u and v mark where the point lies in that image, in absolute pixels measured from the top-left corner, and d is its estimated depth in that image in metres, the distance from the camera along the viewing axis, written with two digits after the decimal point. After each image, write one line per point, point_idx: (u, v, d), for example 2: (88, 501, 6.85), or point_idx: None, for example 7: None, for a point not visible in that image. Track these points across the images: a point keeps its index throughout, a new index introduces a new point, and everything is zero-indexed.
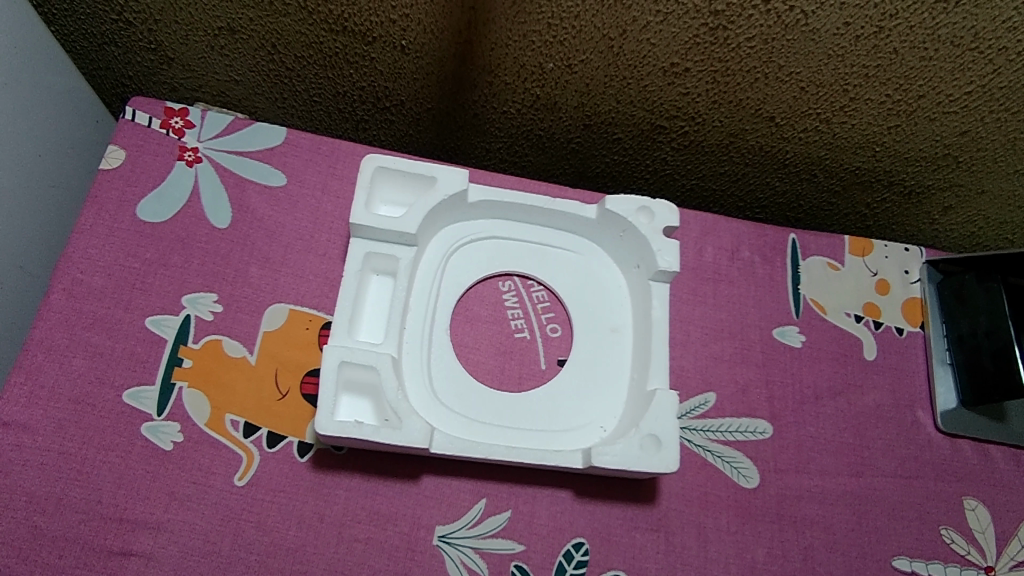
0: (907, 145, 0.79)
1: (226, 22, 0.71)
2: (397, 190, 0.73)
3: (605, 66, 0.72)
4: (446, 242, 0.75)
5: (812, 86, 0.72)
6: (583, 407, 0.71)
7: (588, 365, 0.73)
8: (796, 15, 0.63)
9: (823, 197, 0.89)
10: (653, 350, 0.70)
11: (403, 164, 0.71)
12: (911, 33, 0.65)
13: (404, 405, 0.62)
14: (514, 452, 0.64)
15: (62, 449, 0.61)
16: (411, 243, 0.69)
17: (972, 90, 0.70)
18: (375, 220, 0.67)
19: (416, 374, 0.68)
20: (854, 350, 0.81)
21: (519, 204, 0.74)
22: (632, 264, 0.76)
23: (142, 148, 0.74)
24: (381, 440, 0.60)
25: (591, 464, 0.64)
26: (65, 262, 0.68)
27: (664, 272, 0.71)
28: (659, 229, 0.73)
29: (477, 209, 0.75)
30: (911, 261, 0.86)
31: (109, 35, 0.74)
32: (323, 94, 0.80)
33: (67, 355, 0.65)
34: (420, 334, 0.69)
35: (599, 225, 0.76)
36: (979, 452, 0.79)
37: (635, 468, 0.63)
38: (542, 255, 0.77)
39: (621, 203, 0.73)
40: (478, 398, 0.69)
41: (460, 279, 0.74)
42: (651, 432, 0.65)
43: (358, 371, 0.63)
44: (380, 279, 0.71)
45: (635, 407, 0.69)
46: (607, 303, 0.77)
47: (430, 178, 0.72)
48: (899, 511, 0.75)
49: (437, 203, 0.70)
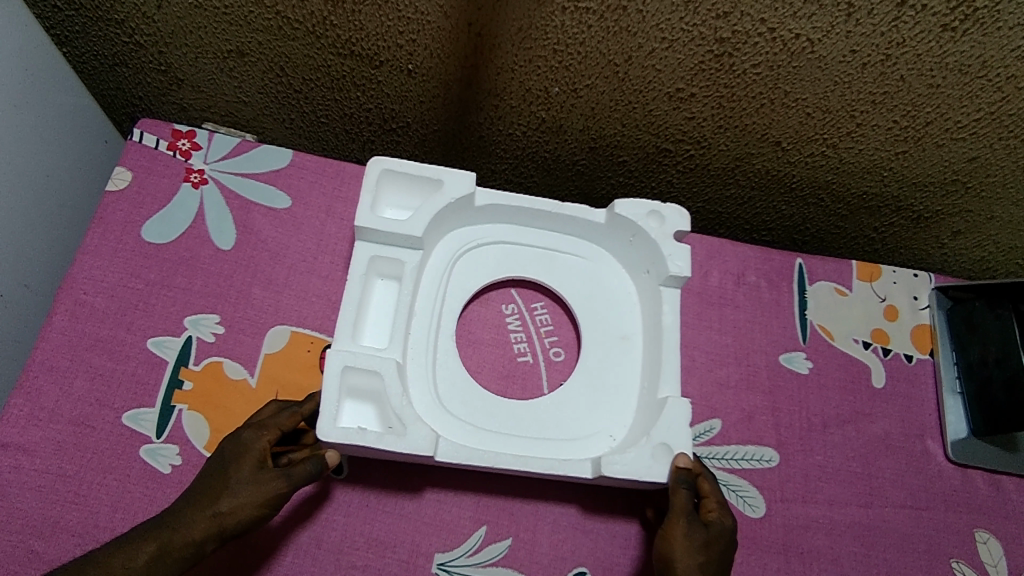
0: (916, 170, 0.78)
1: (236, 45, 0.71)
2: (404, 195, 0.73)
3: (610, 91, 0.72)
4: (453, 248, 0.74)
5: (819, 111, 0.72)
6: (591, 416, 0.69)
7: (596, 373, 0.71)
8: (802, 43, 0.63)
9: (830, 221, 0.88)
10: (664, 358, 0.68)
11: (410, 166, 0.70)
12: (919, 61, 0.64)
13: (408, 412, 0.60)
14: (521, 460, 0.62)
15: (61, 471, 0.61)
16: (417, 245, 0.69)
17: (981, 117, 0.70)
18: (380, 223, 0.66)
19: (421, 381, 0.67)
20: (862, 377, 0.80)
21: (527, 208, 0.73)
22: (642, 270, 0.74)
23: (149, 170, 0.74)
24: (384, 447, 0.58)
25: (600, 473, 0.61)
26: (69, 284, 0.68)
27: (676, 277, 0.69)
28: (670, 233, 0.71)
29: (485, 214, 0.74)
30: (920, 287, 0.85)
31: (120, 56, 0.75)
32: (331, 116, 0.80)
33: (68, 376, 0.65)
34: (425, 341, 0.68)
35: (608, 230, 0.74)
36: (990, 483, 0.78)
37: (645, 479, 0.61)
38: (549, 261, 0.76)
39: (630, 206, 0.71)
40: (483, 405, 0.68)
41: (465, 285, 0.73)
42: (662, 441, 0.63)
43: (361, 376, 0.62)
44: (385, 283, 0.70)
45: (645, 416, 0.67)
46: (615, 310, 0.75)
47: (438, 181, 0.71)
48: (909, 544, 0.73)
49: (445, 206, 0.69)
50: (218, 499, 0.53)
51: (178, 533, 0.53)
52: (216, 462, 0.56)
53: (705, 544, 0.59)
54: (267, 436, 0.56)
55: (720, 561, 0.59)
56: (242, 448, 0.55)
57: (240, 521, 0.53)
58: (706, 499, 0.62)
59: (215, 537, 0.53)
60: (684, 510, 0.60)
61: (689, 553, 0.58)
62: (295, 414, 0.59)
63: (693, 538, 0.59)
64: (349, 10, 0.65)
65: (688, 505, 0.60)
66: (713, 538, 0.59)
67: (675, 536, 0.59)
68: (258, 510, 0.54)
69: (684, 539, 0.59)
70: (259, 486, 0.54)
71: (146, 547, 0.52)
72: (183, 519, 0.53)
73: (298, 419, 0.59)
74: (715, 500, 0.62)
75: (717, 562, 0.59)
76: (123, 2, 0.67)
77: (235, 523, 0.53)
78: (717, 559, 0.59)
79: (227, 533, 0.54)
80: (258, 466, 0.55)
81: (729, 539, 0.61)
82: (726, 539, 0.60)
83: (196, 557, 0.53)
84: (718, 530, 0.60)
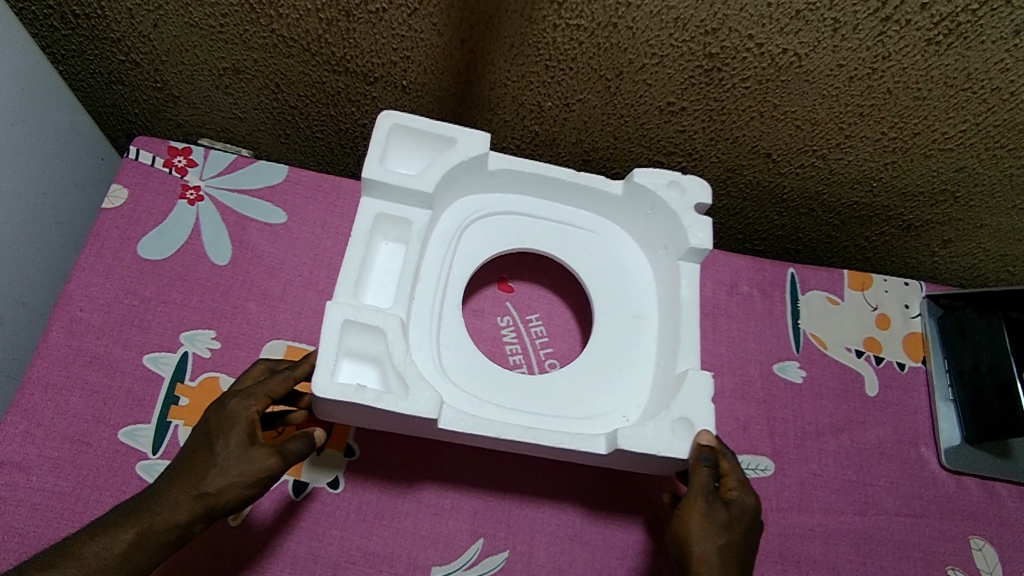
0: (904, 181, 0.79)
1: (231, 63, 0.72)
2: (411, 155, 0.68)
3: (602, 105, 0.73)
4: (462, 216, 0.70)
5: (808, 124, 0.73)
6: (603, 394, 0.66)
7: (607, 350, 0.68)
8: (790, 58, 0.64)
9: (822, 231, 0.89)
10: (683, 332, 0.64)
11: (423, 123, 0.66)
12: (904, 75, 0.65)
13: (412, 370, 0.56)
14: (531, 432, 0.57)
15: (56, 488, 0.61)
16: (427, 205, 0.64)
17: (967, 129, 0.71)
18: (390, 176, 0.62)
19: (425, 349, 0.62)
20: (856, 386, 0.81)
21: (541, 176, 0.69)
22: (659, 247, 0.71)
23: (145, 187, 0.75)
24: (385, 407, 0.53)
25: (617, 447, 0.56)
26: (65, 301, 0.68)
27: (696, 250, 0.66)
28: (690, 207, 0.68)
29: (498, 180, 0.70)
30: (912, 295, 0.86)
31: (116, 74, 0.75)
32: (326, 132, 0.81)
33: (64, 393, 0.65)
34: (429, 306, 0.64)
35: (625, 203, 0.71)
36: (985, 490, 0.78)
37: (664, 453, 0.57)
38: (562, 235, 0.73)
39: (651, 177, 0.68)
40: (488, 376, 0.64)
41: (474, 255, 0.70)
42: (682, 415, 0.59)
43: (362, 334, 0.57)
44: (390, 245, 0.65)
45: (663, 390, 0.64)
46: (627, 289, 0.71)
47: (451, 140, 0.66)
48: (905, 551, 0.74)
49: (456, 165, 0.65)
50: (206, 478, 0.51)
51: (162, 514, 0.51)
52: (202, 435, 0.53)
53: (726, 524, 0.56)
54: (255, 405, 0.54)
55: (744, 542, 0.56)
56: (229, 421, 0.52)
57: (229, 499, 0.51)
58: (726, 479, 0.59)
59: (203, 517, 0.52)
60: (704, 488, 0.57)
61: (709, 535, 0.55)
62: (286, 380, 0.56)
63: (711, 518, 0.56)
64: (344, 28, 0.66)
65: (706, 483, 0.56)
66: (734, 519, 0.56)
67: (694, 516, 0.56)
68: (248, 487, 0.52)
69: (702, 519, 0.56)
70: (246, 462, 0.51)
71: (125, 534, 0.50)
72: (165, 500, 0.51)
73: (289, 385, 0.56)
74: (735, 479, 0.58)
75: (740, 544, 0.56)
76: (119, 22, 0.68)
77: (224, 501, 0.51)
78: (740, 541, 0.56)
79: (216, 511, 0.52)
80: (246, 441, 0.52)
81: (754, 519, 0.57)
82: (749, 519, 0.57)
83: (184, 536, 0.52)
84: (739, 510, 0.57)
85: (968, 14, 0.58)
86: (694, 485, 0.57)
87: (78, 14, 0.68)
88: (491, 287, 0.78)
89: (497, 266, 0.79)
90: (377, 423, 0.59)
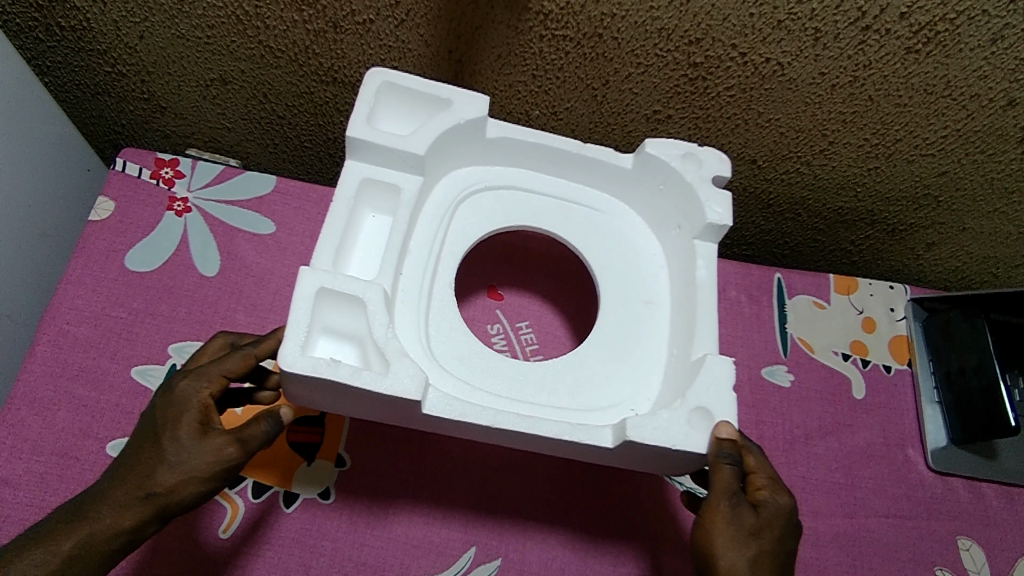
0: (888, 185, 0.80)
1: (219, 74, 0.72)
2: (402, 119, 0.61)
3: (590, 113, 0.73)
4: (457, 187, 0.64)
5: (792, 131, 0.74)
6: (612, 383, 0.59)
7: (617, 335, 0.62)
8: (772, 66, 0.65)
9: (808, 235, 0.90)
10: (699, 315, 0.57)
11: (415, 82, 0.59)
12: (885, 82, 0.66)
13: (393, 346, 0.49)
14: (529, 422, 0.50)
15: (43, 504, 0.60)
16: (419, 169, 0.58)
17: (948, 134, 0.72)
18: (378, 135, 0.56)
19: (411, 328, 0.55)
20: (843, 389, 0.81)
21: (544, 146, 0.63)
22: (671, 226, 0.64)
23: (132, 199, 0.75)
24: (360, 385, 0.47)
25: (624, 439, 0.50)
26: (52, 313, 0.68)
27: (715, 226, 0.60)
28: (706, 179, 0.61)
29: (497, 152, 0.64)
30: (896, 299, 0.87)
31: (103, 85, 0.75)
32: (314, 141, 0.81)
33: (51, 407, 0.64)
34: (418, 284, 0.58)
35: (636, 176, 0.65)
36: (971, 490, 0.79)
37: (678, 447, 0.50)
38: (565, 214, 0.66)
39: (663, 146, 0.62)
40: (484, 362, 0.58)
41: (468, 231, 0.63)
42: (699, 405, 0.52)
43: (340, 309, 0.51)
44: (377, 216, 0.58)
45: (678, 377, 0.57)
46: (639, 271, 0.65)
47: (446, 101, 0.60)
48: (894, 553, 0.74)
49: (450, 129, 0.59)
50: (156, 473, 0.48)
51: (110, 519, 0.48)
52: (152, 424, 0.50)
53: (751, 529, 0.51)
54: (209, 388, 0.51)
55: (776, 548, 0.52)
56: (181, 406, 0.49)
57: (183, 498, 0.48)
58: (754, 474, 0.54)
59: (155, 517, 0.49)
60: (726, 492, 0.51)
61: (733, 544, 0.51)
62: (246, 357, 0.52)
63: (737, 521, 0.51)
64: (331, 40, 0.66)
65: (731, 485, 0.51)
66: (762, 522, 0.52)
67: (717, 524, 0.51)
68: (202, 486, 0.49)
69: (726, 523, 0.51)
70: (196, 454, 0.48)
71: (65, 543, 0.47)
72: (106, 507, 0.48)
73: (249, 364, 0.52)
74: (764, 476, 0.54)
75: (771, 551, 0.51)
76: (105, 34, 0.68)
77: (178, 501, 0.49)
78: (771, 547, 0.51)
79: (169, 510, 0.49)
80: (200, 430, 0.49)
81: (787, 520, 0.52)
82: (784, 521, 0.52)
83: (136, 537, 0.49)
84: (769, 513, 0.52)
85: (946, 23, 0.60)
86: (716, 488, 0.51)
87: (63, 25, 0.68)
88: (480, 295, 0.79)
89: (488, 274, 0.80)
90: (354, 407, 0.52)
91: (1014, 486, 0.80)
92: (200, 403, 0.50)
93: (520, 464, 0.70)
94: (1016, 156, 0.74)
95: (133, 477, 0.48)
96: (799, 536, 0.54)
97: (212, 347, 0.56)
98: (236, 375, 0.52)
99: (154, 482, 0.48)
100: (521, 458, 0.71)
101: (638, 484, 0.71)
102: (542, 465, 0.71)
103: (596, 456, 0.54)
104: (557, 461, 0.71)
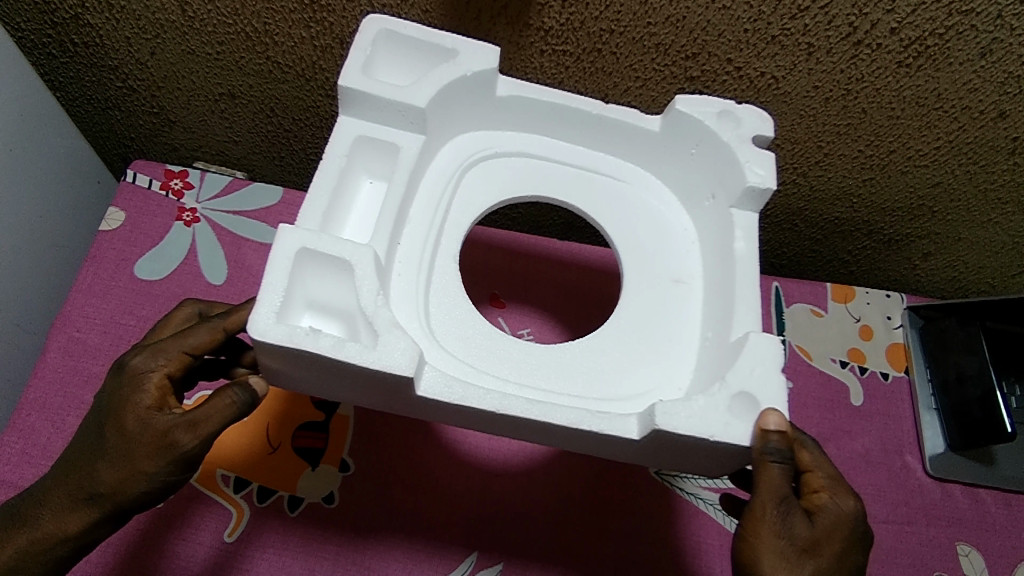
0: (882, 197, 0.81)
1: (227, 89, 0.74)
2: (404, 68, 0.58)
3: None
4: (466, 151, 0.61)
5: (788, 143, 0.75)
6: (635, 372, 0.56)
7: (639, 319, 0.58)
8: (768, 81, 0.67)
9: (806, 246, 0.91)
10: (739, 294, 0.53)
11: (415, 30, 0.56)
12: (878, 95, 0.68)
13: (382, 316, 0.46)
14: (540, 408, 0.47)
15: None
16: (418, 126, 0.55)
17: (940, 146, 0.74)
18: (373, 85, 0.53)
19: (407, 302, 0.53)
20: (841, 396, 0.82)
21: (559, 105, 0.59)
22: (705, 196, 0.61)
23: (141, 210, 0.77)
24: (342, 357, 0.44)
25: (654, 429, 0.46)
26: (63, 321, 0.70)
27: (757, 190, 0.55)
28: (747, 138, 0.57)
29: (508, 112, 0.61)
30: (892, 307, 0.88)
31: (113, 100, 0.77)
32: (319, 155, 0.82)
33: (61, 413, 0.66)
34: (416, 252, 0.55)
35: (667, 140, 0.61)
36: (970, 496, 0.79)
37: (718, 439, 0.46)
38: (584, 182, 0.63)
39: (697, 103, 0.59)
40: (489, 344, 0.55)
41: (476, 199, 0.61)
42: (743, 390, 0.48)
43: (324, 277, 0.48)
44: (374, 182, 0.56)
45: (715, 359, 0.54)
46: (668, 247, 0.62)
47: (452, 52, 0.57)
48: (893, 558, 0.75)
49: (455, 79, 0.56)
50: (97, 471, 0.49)
51: (72, 515, 0.50)
52: (105, 409, 0.50)
53: (803, 538, 0.50)
54: (166, 366, 0.50)
55: (832, 558, 0.50)
56: (136, 383, 0.50)
57: (134, 495, 0.50)
58: (811, 474, 0.53)
59: (108, 514, 0.50)
60: (774, 497, 0.49)
61: (779, 556, 0.49)
62: (213, 331, 0.52)
63: (784, 530, 0.49)
64: (337, 56, 0.68)
65: (781, 488, 0.48)
66: (818, 530, 0.51)
67: (761, 532, 0.49)
68: (151, 487, 0.50)
69: (774, 527, 0.49)
70: (150, 441, 0.48)
71: (19, 538, 0.49)
72: (55, 508, 0.50)
73: (216, 337, 0.52)
74: (823, 478, 0.53)
75: (828, 561, 0.50)
76: (118, 50, 0.71)
77: (126, 500, 0.50)
78: (826, 558, 0.50)
79: (120, 508, 0.50)
80: (162, 408, 0.50)
81: (848, 526, 0.51)
82: (843, 525, 0.51)
83: (93, 535, 0.51)
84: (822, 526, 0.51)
85: (935, 38, 0.62)
86: (763, 491, 0.49)
87: (75, 42, 0.70)
88: (481, 305, 0.80)
89: (489, 283, 0.81)
90: (343, 386, 0.49)
91: (1013, 492, 0.80)
92: (154, 382, 0.50)
93: (519, 471, 0.71)
94: (1008, 166, 0.75)
95: (86, 473, 0.50)
96: (861, 548, 0.52)
97: (177, 318, 0.56)
98: (198, 349, 0.51)
99: (96, 481, 0.49)
100: (524, 463, 0.72)
101: (636, 490, 0.72)
102: (541, 472, 0.72)
103: (618, 449, 0.51)
104: (558, 469, 0.72)
